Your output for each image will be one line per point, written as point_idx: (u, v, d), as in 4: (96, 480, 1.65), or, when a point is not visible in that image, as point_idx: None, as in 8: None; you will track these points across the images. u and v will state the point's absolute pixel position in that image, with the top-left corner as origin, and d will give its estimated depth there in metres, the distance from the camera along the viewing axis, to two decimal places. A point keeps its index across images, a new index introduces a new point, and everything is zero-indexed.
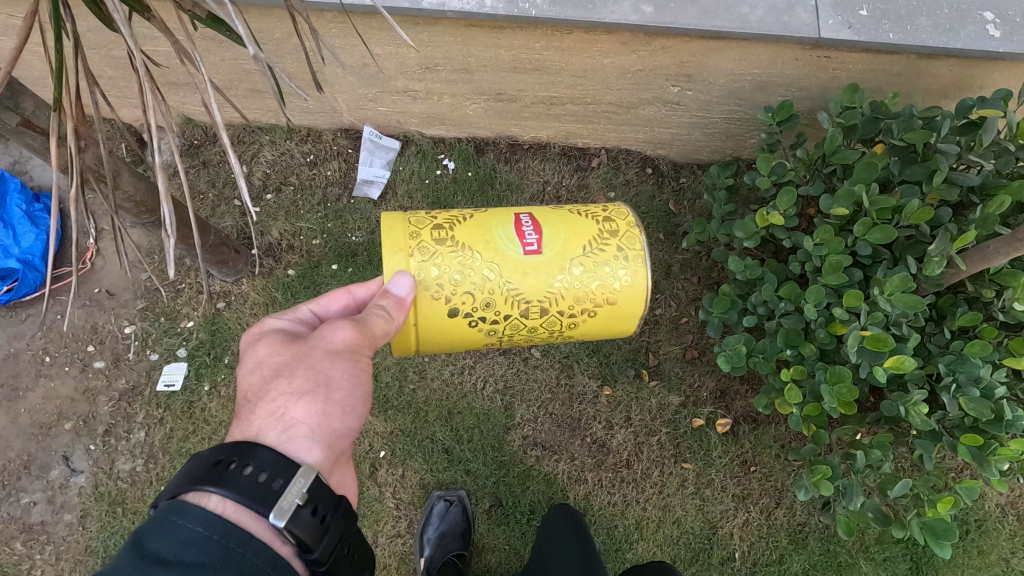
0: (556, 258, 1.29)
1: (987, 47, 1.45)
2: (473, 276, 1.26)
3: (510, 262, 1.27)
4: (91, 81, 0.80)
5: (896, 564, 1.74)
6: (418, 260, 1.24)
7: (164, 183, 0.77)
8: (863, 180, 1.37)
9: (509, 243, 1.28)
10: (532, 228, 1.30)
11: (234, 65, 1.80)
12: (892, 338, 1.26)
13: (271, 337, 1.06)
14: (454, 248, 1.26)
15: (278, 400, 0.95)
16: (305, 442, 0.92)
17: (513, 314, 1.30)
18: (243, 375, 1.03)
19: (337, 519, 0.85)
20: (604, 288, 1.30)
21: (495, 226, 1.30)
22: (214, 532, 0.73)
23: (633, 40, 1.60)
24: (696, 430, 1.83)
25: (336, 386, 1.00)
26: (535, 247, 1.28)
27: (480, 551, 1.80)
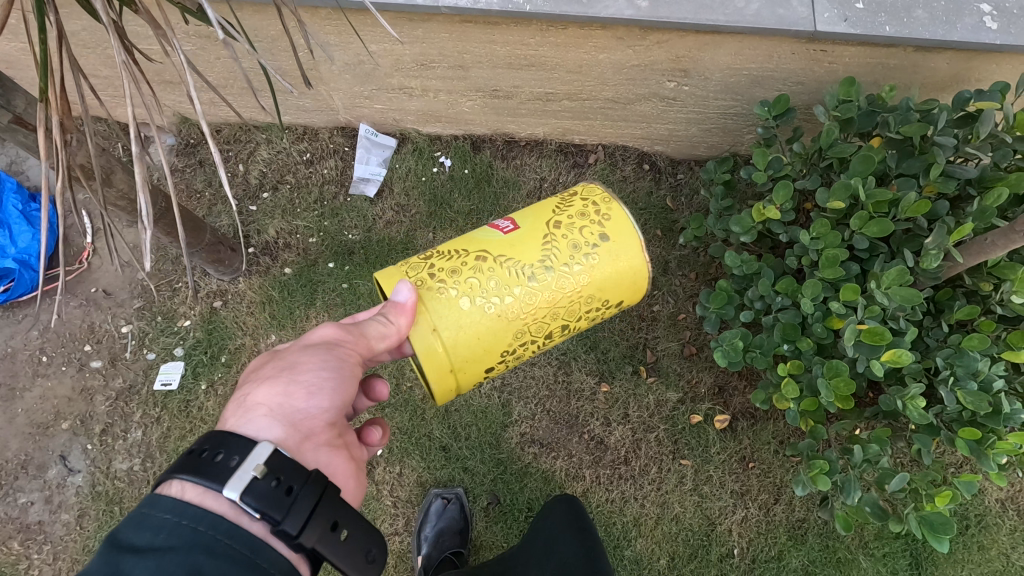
0: (535, 227, 1.28)
1: (984, 40, 1.44)
2: (469, 265, 1.21)
3: (496, 243, 1.25)
4: (76, 72, 0.79)
5: (896, 560, 1.73)
6: (413, 269, 1.21)
7: (144, 174, 0.77)
8: (859, 174, 1.36)
9: (486, 233, 1.28)
10: (503, 220, 1.32)
11: (229, 64, 1.80)
12: (889, 332, 1.25)
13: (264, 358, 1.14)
14: (442, 254, 1.24)
15: (243, 392, 0.98)
16: (263, 421, 0.92)
17: (524, 284, 1.21)
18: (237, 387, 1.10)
19: (308, 490, 0.82)
20: (591, 239, 1.26)
21: (472, 232, 1.31)
22: (182, 517, 0.74)
23: (628, 35, 1.59)
24: (695, 426, 1.83)
25: (300, 369, 1.00)
26: (511, 226, 1.28)
27: (477, 548, 1.80)
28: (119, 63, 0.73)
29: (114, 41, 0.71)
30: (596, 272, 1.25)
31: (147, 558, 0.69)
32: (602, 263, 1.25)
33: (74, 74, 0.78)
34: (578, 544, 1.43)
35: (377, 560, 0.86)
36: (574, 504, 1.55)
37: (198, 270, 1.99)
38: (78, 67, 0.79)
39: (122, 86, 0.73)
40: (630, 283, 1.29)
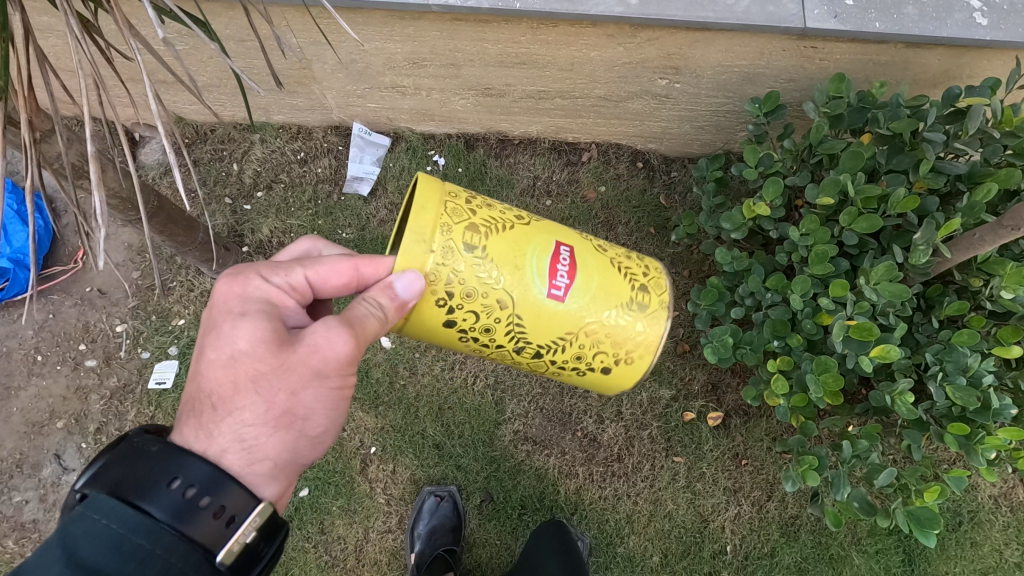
0: (578, 311, 1.11)
1: (974, 36, 1.44)
2: (486, 296, 1.06)
3: (530, 299, 1.07)
4: (43, 65, 0.80)
5: (889, 557, 1.73)
6: (437, 259, 1.02)
7: (97, 172, 0.80)
8: (849, 170, 1.36)
9: (537, 276, 1.07)
10: (567, 268, 1.10)
11: (221, 63, 1.80)
12: (878, 328, 1.25)
13: (253, 324, 0.95)
14: (480, 255, 1.04)
15: (246, 427, 0.92)
16: (265, 479, 0.93)
17: (507, 346, 1.13)
18: (212, 360, 0.94)
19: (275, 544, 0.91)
20: (603, 360, 1.17)
21: (531, 249, 1.08)
22: (155, 547, 0.79)
23: (618, 33, 1.60)
24: (688, 424, 1.83)
25: (310, 422, 0.97)
26: (561, 292, 1.09)
27: (470, 546, 1.81)
28: (76, 52, 0.74)
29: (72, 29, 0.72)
30: (573, 378, 1.22)
31: None
32: (585, 378, 1.21)
33: (40, 68, 0.79)
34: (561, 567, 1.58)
35: None
36: (561, 527, 1.67)
37: (191, 269, 1.99)
38: (45, 61, 0.80)
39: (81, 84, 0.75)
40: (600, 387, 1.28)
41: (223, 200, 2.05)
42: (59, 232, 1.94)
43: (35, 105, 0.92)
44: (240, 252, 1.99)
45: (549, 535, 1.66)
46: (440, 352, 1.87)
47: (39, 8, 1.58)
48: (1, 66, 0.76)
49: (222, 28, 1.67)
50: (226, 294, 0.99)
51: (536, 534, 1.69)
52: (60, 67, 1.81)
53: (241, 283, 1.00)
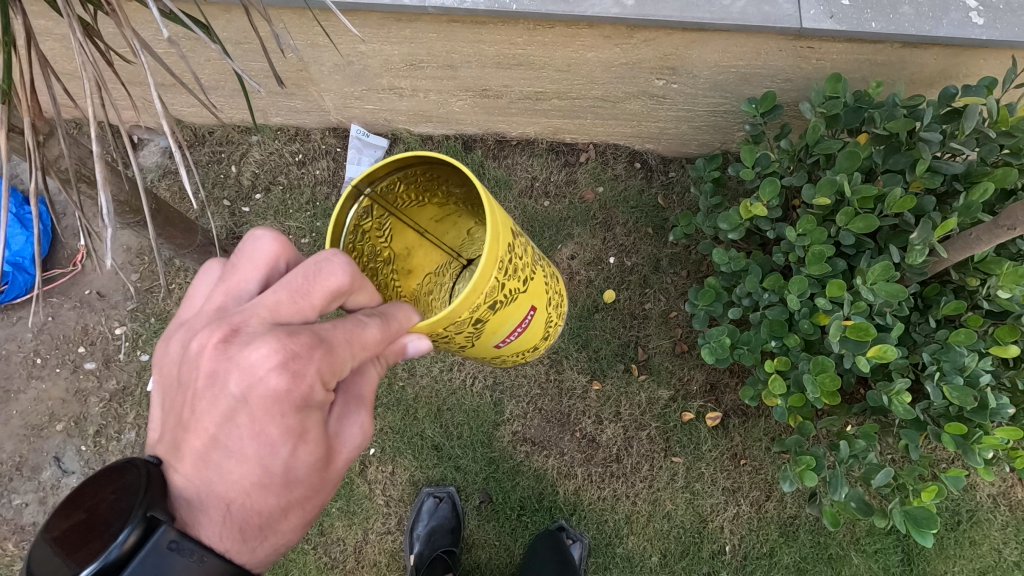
0: (503, 352, 1.33)
1: (970, 35, 1.44)
2: (453, 346, 1.13)
3: (483, 348, 1.23)
4: (46, 70, 0.80)
5: (888, 556, 1.73)
6: (449, 330, 1.01)
7: (103, 172, 0.79)
8: (846, 170, 1.36)
9: (498, 338, 1.22)
10: (518, 332, 1.28)
11: (219, 65, 1.80)
12: (875, 328, 1.25)
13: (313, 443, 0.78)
14: (480, 326, 1.10)
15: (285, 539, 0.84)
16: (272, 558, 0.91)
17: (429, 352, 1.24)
18: (250, 488, 0.75)
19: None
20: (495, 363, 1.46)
21: (510, 319, 1.20)
22: None
23: (615, 34, 1.60)
24: (686, 424, 1.83)
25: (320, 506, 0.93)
26: (503, 346, 1.28)
27: (469, 547, 1.81)
28: (80, 59, 0.74)
29: (77, 35, 0.72)
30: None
31: None
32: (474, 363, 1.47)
33: (44, 73, 0.78)
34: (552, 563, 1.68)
35: None
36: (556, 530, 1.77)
37: (190, 272, 2.00)
38: (47, 66, 0.80)
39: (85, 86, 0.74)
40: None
41: (222, 202, 2.06)
42: (57, 235, 1.94)
43: (35, 109, 0.92)
44: None
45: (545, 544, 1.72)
46: (439, 353, 1.87)
47: (36, 12, 1.58)
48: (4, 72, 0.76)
49: (220, 31, 1.67)
50: (259, 395, 0.71)
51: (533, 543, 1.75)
52: (58, 71, 1.81)
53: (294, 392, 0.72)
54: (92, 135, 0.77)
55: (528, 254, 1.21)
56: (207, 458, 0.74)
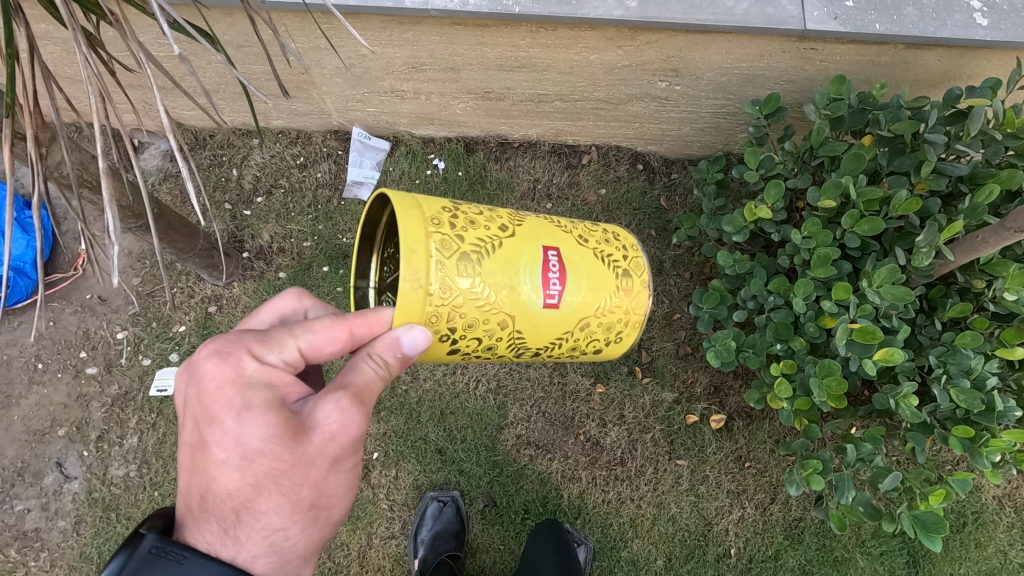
0: (570, 313, 1.21)
1: (975, 36, 1.44)
2: (487, 323, 1.12)
3: (528, 313, 1.16)
4: (49, 81, 0.79)
5: (893, 559, 1.73)
6: (438, 304, 1.04)
7: (110, 187, 0.77)
8: (851, 172, 1.35)
9: (530, 292, 1.15)
10: (557, 274, 1.17)
11: (220, 69, 1.79)
12: (882, 331, 1.24)
13: (268, 419, 0.89)
14: (477, 286, 1.08)
15: (273, 525, 0.90)
16: (292, 567, 0.95)
17: (508, 355, 1.23)
18: (215, 468, 0.88)
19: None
20: (596, 345, 1.32)
21: (522, 265, 1.14)
22: None
23: (618, 36, 1.59)
24: (690, 426, 1.82)
25: (331, 507, 0.97)
26: (556, 299, 1.17)
27: (474, 551, 1.80)
28: (83, 70, 0.73)
29: (80, 45, 0.71)
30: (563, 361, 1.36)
31: None
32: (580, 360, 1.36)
33: (46, 83, 0.77)
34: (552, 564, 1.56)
35: None
36: (558, 528, 1.67)
37: (192, 275, 1.99)
38: (50, 77, 0.79)
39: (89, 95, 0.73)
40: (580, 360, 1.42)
41: (223, 206, 2.04)
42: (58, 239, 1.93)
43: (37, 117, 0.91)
44: (240, 258, 1.99)
45: (546, 535, 1.66)
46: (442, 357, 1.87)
47: (37, 16, 1.58)
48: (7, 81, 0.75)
49: (221, 34, 1.67)
50: (223, 380, 0.91)
51: (534, 535, 1.69)
52: (58, 74, 1.80)
53: (231, 365, 0.91)
54: (98, 147, 0.75)
55: (494, 210, 1.21)
56: (193, 456, 0.91)
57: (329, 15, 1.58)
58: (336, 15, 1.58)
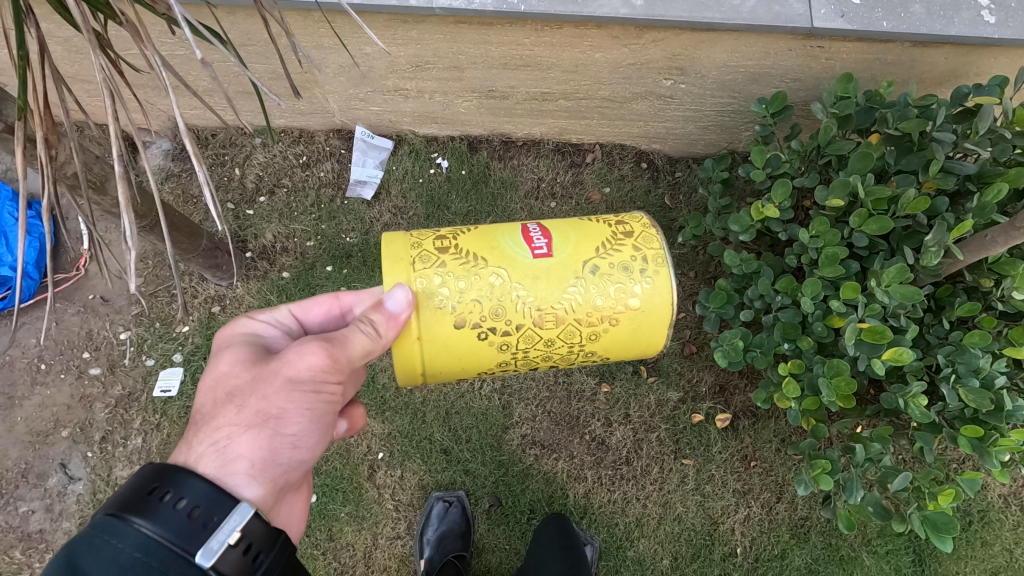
0: (568, 261, 1.25)
1: (982, 34, 1.43)
2: (479, 283, 1.22)
3: (518, 267, 1.24)
4: (58, 84, 0.78)
5: (899, 557, 1.73)
6: (421, 267, 1.21)
7: (127, 191, 0.76)
8: (858, 171, 1.35)
9: (517, 249, 1.25)
10: (541, 233, 1.28)
11: (222, 68, 1.78)
12: (891, 331, 1.24)
13: (236, 353, 1.09)
14: (458, 252, 1.24)
15: (222, 430, 0.98)
16: (246, 478, 0.97)
17: (525, 323, 1.24)
18: (199, 390, 1.06)
19: (269, 557, 0.91)
20: (625, 296, 1.26)
21: (502, 235, 1.28)
22: (152, 558, 0.81)
23: (623, 34, 1.59)
24: (696, 426, 1.82)
25: (285, 421, 1.02)
26: (545, 250, 1.26)
27: (479, 551, 1.80)
28: (98, 75, 0.72)
29: (95, 53, 0.70)
30: (608, 333, 1.29)
31: None
32: (619, 329, 1.28)
33: (57, 86, 0.77)
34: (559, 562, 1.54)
35: None
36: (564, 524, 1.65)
37: (195, 275, 1.98)
38: (61, 80, 0.78)
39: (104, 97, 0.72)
40: (643, 342, 1.33)
41: (225, 205, 2.02)
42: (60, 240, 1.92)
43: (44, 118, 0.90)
44: (243, 257, 1.98)
45: (552, 530, 1.64)
46: None
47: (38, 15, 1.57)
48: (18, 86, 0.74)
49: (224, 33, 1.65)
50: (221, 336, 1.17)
51: (539, 529, 1.67)
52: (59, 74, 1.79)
53: (231, 326, 1.18)
54: (114, 151, 0.74)
55: None
56: None
57: (333, 14, 1.57)
58: (340, 13, 1.57)
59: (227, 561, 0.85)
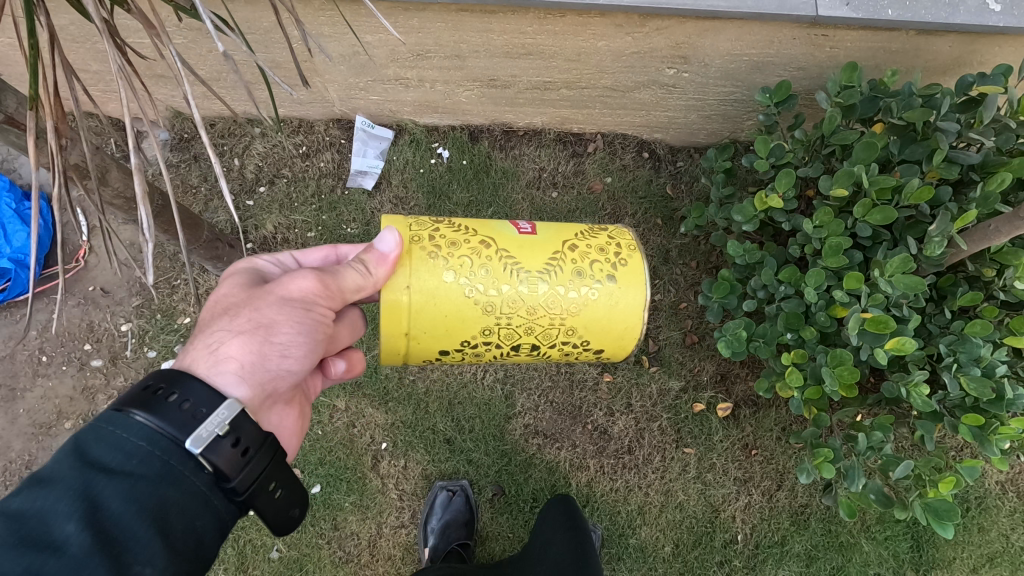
0: (552, 238, 1.32)
1: (987, 22, 1.43)
2: (470, 245, 1.26)
3: (506, 236, 1.29)
4: (68, 74, 0.78)
5: (897, 543, 1.76)
6: (416, 229, 1.26)
7: (143, 182, 0.77)
8: (862, 161, 1.35)
9: (505, 227, 1.32)
10: (526, 222, 1.37)
11: (221, 57, 1.76)
12: (894, 320, 1.24)
13: (234, 278, 1.12)
14: (451, 222, 1.31)
15: (216, 334, 1.00)
16: (235, 377, 0.97)
17: (510, 286, 1.25)
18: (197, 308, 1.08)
19: (259, 454, 0.91)
20: (604, 272, 1.30)
21: (489, 220, 1.36)
22: (154, 448, 0.82)
23: (627, 22, 1.57)
24: (698, 415, 1.84)
25: (276, 331, 1.04)
26: (530, 230, 1.33)
27: (483, 539, 1.81)
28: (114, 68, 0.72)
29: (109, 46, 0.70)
30: (586, 309, 1.29)
31: (120, 484, 0.78)
32: (598, 306, 1.29)
33: (68, 77, 0.76)
34: (564, 539, 1.53)
35: (297, 516, 1.01)
36: (569, 505, 1.65)
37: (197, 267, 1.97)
38: (70, 70, 0.78)
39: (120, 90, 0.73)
40: (620, 328, 1.33)
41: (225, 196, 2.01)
42: (59, 231, 1.91)
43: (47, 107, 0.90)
44: (244, 249, 1.97)
45: (557, 511, 1.63)
46: None
47: None
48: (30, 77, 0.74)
49: None
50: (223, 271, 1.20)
51: (544, 511, 1.67)
52: None
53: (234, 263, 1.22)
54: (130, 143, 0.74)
55: None
56: None
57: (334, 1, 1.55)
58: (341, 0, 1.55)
59: (220, 453, 0.85)
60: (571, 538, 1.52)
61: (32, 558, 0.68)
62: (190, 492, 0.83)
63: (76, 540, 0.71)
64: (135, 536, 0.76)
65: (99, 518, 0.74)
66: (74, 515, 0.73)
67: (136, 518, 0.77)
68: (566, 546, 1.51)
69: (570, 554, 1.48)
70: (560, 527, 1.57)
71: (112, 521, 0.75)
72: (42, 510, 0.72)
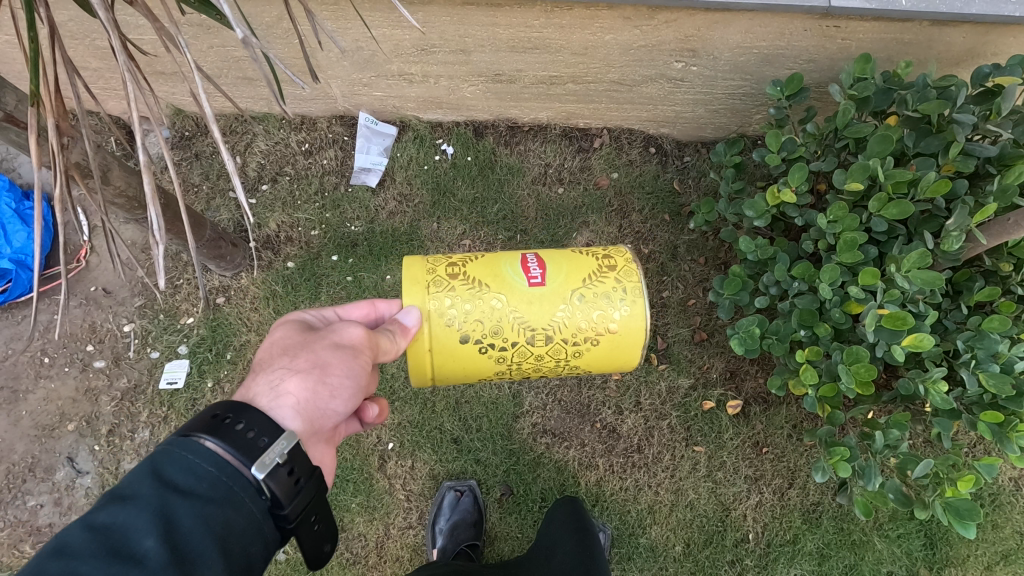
0: (559, 289, 1.26)
1: (1003, 12, 1.40)
2: (482, 305, 1.24)
3: (516, 294, 1.25)
4: (69, 71, 0.74)
5: (911, 541, 1.74)
6: (434, 291, 1.23)
7: (152, 182, 0.73)
8: (877, 154, 1.32)
9: (515, 275, 1.27)
10: (537, 263, 1.29)
11: (223, 52, 1.74)
12: (913, 317, 1.22)
13: (289, 324, 1.13)
14: (464, 276, 1.26)
15: (276, 371, 1.00)
16: (289, 413, 0.96)
17: (520, 342, 1.25)
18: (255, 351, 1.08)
19: (310, 484, 0.89)
20: (603, 326, 1.26)
21: (503, 262, 1.29)
22: (222, 474, 0.80)
23: (635, 15, 1.55)
24: (707, 413, 1.82)
25: (330, 372, 1.03)
26: (540, 280, 1.26)
27: (491, 540, 1.78)
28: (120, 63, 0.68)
29: (113, 38, 0.66)
30: (589, 351, 1.29)
31: (193, 506, 0.76)
32: (597, 350, 1.29)
33: (69, 74, 0.73)
34: (573, 542, 1.51)
35: (327, 552, 0.98)
36: (574, 505, 1.65)
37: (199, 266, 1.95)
38: (72, 65, 0.73)
39: (126, 87, 0.68)
40: (616, 363, 1.33)
41: (226, 194, 1.98)
42: (59, 231, 1.89)
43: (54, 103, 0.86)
44: (247, 248, 1.94)
45: (563, 513, 1.62)
46: None
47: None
48: (31, 71, 0.72)
49: None
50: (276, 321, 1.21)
51: (549, 515, 1.64)
52: None
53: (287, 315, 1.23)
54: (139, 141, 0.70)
55: None
56: None
57: None
58: None
59: (278, 479, 0.84)
60: (581, 541, 1.50)
61: (117, 570, 0.68)
62: (249, 516, 0.80)
63: (155, 554, 0.70)
64: (203, 554, 0.74)
65: (172, 534, 0.73)
66: (154, 529, 0.72)
67: (205, 536, 0.75)
68: (574, 547, 1.49)
69: (581, 555, 1.46)
70: (567, 529, 1.55)
71: (183, 537, 0.74)
72: (124, 524, 0.72)
